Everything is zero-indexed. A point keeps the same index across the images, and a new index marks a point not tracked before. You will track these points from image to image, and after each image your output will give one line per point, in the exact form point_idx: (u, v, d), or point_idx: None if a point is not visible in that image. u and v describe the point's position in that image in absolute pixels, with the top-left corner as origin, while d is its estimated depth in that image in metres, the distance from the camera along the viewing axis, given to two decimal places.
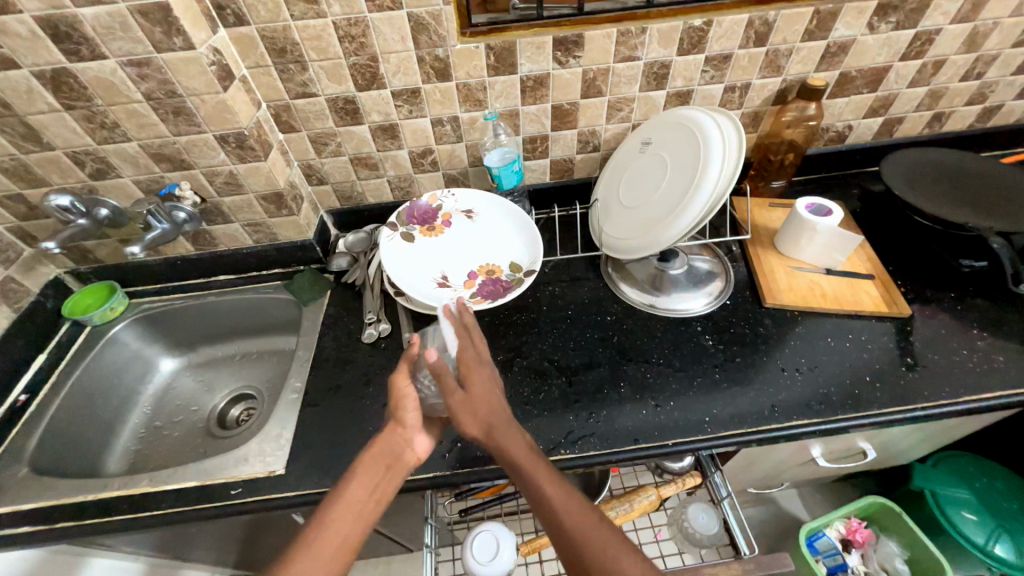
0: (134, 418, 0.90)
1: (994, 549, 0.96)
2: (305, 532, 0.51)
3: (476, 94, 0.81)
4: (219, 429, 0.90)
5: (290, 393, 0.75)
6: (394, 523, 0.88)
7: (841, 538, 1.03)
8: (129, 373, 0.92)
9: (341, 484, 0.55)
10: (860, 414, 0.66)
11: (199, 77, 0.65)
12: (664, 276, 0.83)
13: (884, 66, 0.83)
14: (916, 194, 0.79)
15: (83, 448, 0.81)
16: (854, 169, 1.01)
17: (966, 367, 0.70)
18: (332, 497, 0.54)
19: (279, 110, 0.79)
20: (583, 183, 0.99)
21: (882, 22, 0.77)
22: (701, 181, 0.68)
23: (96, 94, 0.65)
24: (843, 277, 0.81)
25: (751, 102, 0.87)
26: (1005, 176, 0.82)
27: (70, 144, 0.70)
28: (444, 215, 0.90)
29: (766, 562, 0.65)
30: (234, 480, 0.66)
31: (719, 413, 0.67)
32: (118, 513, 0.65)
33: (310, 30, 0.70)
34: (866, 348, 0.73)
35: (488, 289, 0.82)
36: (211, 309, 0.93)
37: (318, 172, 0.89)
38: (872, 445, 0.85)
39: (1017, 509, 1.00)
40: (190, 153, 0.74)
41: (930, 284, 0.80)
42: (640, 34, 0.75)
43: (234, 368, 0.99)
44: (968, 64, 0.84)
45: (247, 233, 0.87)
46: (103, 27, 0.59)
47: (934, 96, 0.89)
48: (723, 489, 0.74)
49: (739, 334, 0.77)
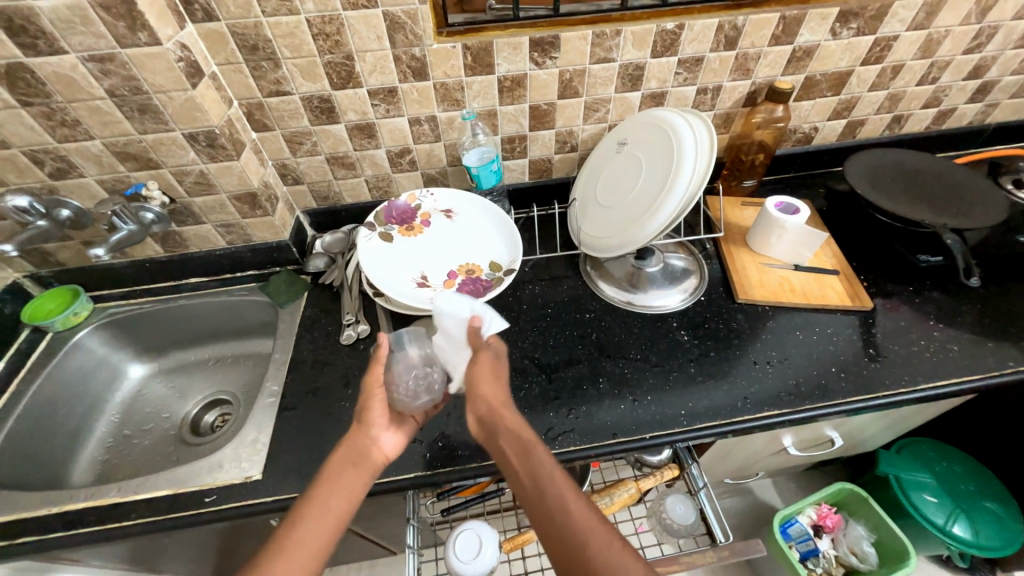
0: (100, 427, 0.87)
1: (952, 529, 1.01)
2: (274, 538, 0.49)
3: (453, 94, 0.81)
4: (192, 436, 0.88)
5: (267, 397, 0.73)
6: (376, 525, 0.87)
7: (812, 524, 1.07)
8: (94, 380, 0.88)
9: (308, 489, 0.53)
10: (826, 404, 0.69)
11: (166, 74, 0.64)
12: (642, 274, 0.85)
13: (846, 71, 0.87)
14: (876, 192, 0.83)
15: (45, 460, 0.77)
16: (820, 169, 1.05)
17: (924, 356, 0.73)
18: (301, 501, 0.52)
19: (251, 109, 0.77)
20: (561, 183, 1.00)
21: (844, 28, 0.81)
22: (674, 181, 0.70)
23: (55, 90, 0.62)
24: (810, 272, 0.84)
25: (723, 104, 0.90)
26: (958, 175, 0.87)
27: (27, 142, 0.67)
28: (423, 215, 0.90)
29: (741, 548, 0.68)
30: (208, 487, 0.64)
31: (694, 406, 0.69)
32: (84, 525, 0.62)
33: (283, 27, 0.69)
34: (833, 341, 0.76)
35: (468, 288, 0.82)
36: (183, 312, 0.91)
37: (294, 172, 0.87)
38: (840, 433, 0.89)
39: (973, 490, 1.06)
40: (158, 152, 0.72)
41: (890, 278, 0.84)
42: (615, 36, 0.77)
43: (207, 372, 0.96)
44: (923, 69, 0.89)
45: (219, 234, 0.85)
46: (62, 21, 0.56)
47: (893, 99, 0.94)
48: (700, 480, 0.77)
49: (713, 329, 0.79)
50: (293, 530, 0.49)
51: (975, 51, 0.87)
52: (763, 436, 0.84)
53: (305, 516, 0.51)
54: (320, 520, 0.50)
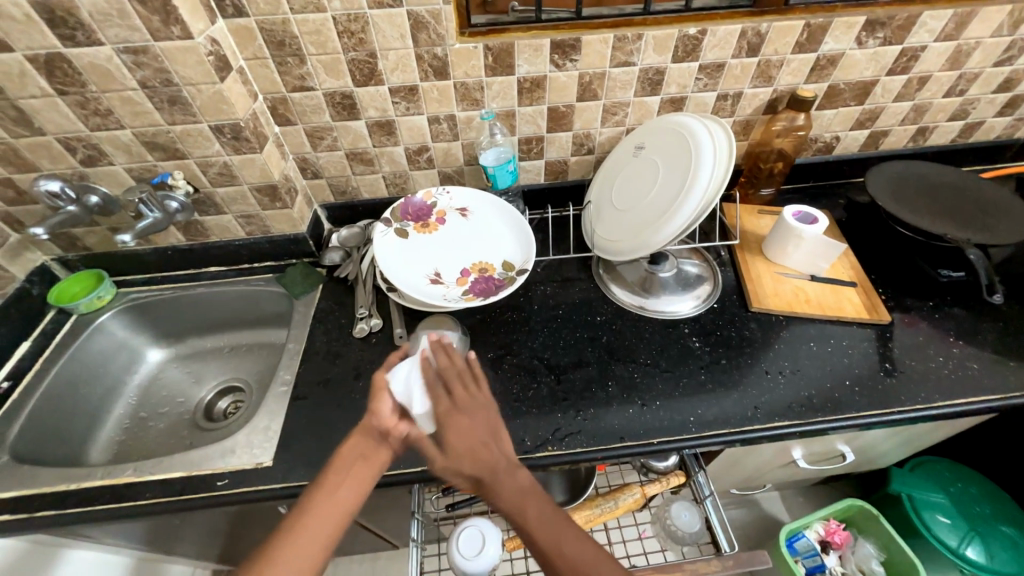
0: (118, 409, 0.89)
1: (965, 551, 0.99)
2: (284, 523, 0.51)
3: (473, 93, 0.82)
4: (206, 422, 0.90)
5: (280, 386, 0.75)
6: (380, 517, 0.88)
7: (820, 540, 1.05)
8: (114, 363, 0.91)
9: (321, 476, 0.55)
10: (839, 417, 0.68)
11: (196, 67, 0.65)
12: (654, 278, 0.84)
13: (871, 80, 0.86)
14: (898, 205, 0.82)
15: (66, 437, 0.80)
16: (840, 180, 1.04)
17: (942, 373, 0.72)
18: (313, 489, 0.54)
19: (276, 103, 0.79)
20: (577, 185, 1.00)
21: (870, 37, 0.79)
22: (692, 186, 0.69)
23: (90, 80, 0.64)
24: (827, 283, 0.83)
25: (743, 111, 0.89)
26: (984, 190, 0.85)
27: (62, 130, 0.70)
28: (438, 212, 0.91)
29: (746, 558, 0.68)
30: (220, 472, 0.66)
31: (703, 413, 0.69)
32: (101, 503, 0.64)
33: (310, 24, 0.70)
34: (847, 354, 0.75)
35: (480, 287, 0.83)
36: (201, 300, 0.93)
37: (314, 166, 0.89)
38: (852, 448, 0.88)
39: (989, 513, 1.03)
40: (184, 143, 0.74)
41: (909, 293, 0.83)
42: (636, 40, 0.77)
43: (222, 360, 0.98)
44: (951, 80, 0.87)
45: (240, 225, 0.87)
46: (99, 14, 0.58)
47: (918, 111, 0.92)
48: (705, 489, 0.76)
49: (725, 336, 0.79)
50: (301, 524, 0.51)
51: (1006, 64, 0.85)
52: (773, 447, 0.83)
53: (313, 511, 0.52)
54: (326, 519, 0.52)
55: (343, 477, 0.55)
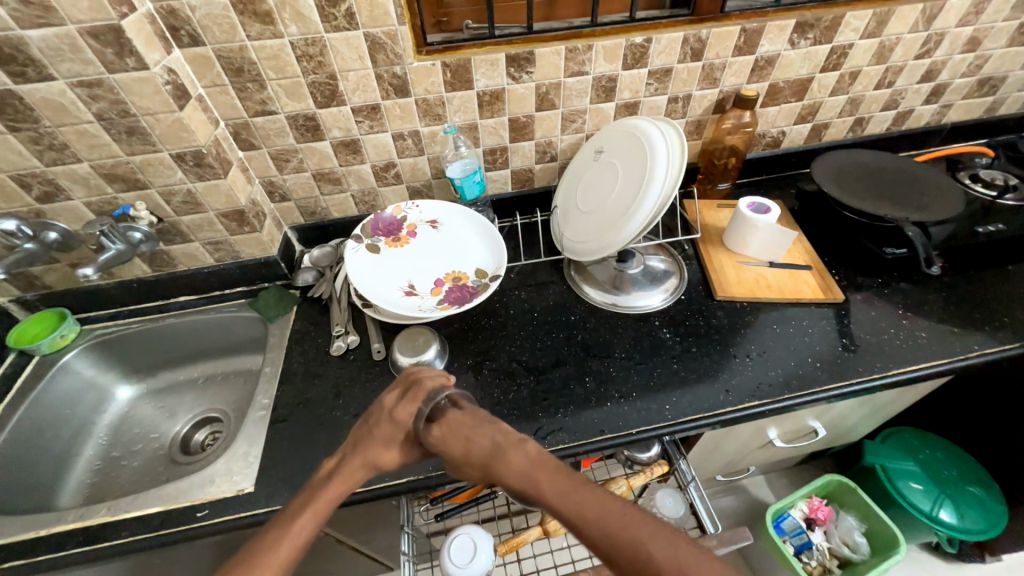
0: (88, 450, 0.86)
1: (939, 514, 1.03)
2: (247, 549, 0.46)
3: (435, 109, 0.84)
4: (182, 456, 0.88)
5: (258, 410, 0.74)
6: (370, 537, 0.87)
7: (805, 518, 1.09)
8: (82, 403, 0.88)
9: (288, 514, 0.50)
10: (805, 393, 0.71)
11: (154, 97, 0.66)
12: (624, 276, 0.88)
13: (807, 77, 0.92)
14: (843, 191, 0.87)
15: (32, 486, 0.76)
16: (791, 171, 1.10)
17: (895, 344, 0.77)
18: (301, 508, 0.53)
19: (238, 128, 0.79)
20: (544, 192, 1.03)
21: (801, 39, 0.86)
22: (648, 187, 0.73)
23: (43, 115, 0.64)
24: (785, 268, 0.88)
25: (693, 112, 0.94)
26: (918, 173, 0.92)
27: (15, 167, 0.68)
28: (408, 226, 0.92)
29: (728, 536, 0.69)
30: (200, 502, 0.64)
31: (678, 400, 0.72)
32: (74, 547, 0.62)
33: (268, 50, 0.72)
34: (808, 332, 0.79)
35: (455, 295, 0.84)
36: (172, 331, 0.91)
37: (281, 189, 0.89)
38: (822, 424, 0.92)
39: (956, 475, 1.08)
40: (145, 173, 0.73)
41: (860, 271, 0.88)
42: (587, 51, 0.80)
43: (197, 391, 0.96)
44: (879, 74, 0.94)
45: (207, 252, 0.86)
46: (50, 49, 0.58)
47: (853, 103, 0.99)
48: (688, 474, 0.79)
49: (694, 326, 0.82)
50: (296, 548, 0.47)
51: (925, 56, 0.93)
52: (750, 427, 0.86)
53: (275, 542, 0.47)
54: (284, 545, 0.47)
55: (338, 493, 0.53)
